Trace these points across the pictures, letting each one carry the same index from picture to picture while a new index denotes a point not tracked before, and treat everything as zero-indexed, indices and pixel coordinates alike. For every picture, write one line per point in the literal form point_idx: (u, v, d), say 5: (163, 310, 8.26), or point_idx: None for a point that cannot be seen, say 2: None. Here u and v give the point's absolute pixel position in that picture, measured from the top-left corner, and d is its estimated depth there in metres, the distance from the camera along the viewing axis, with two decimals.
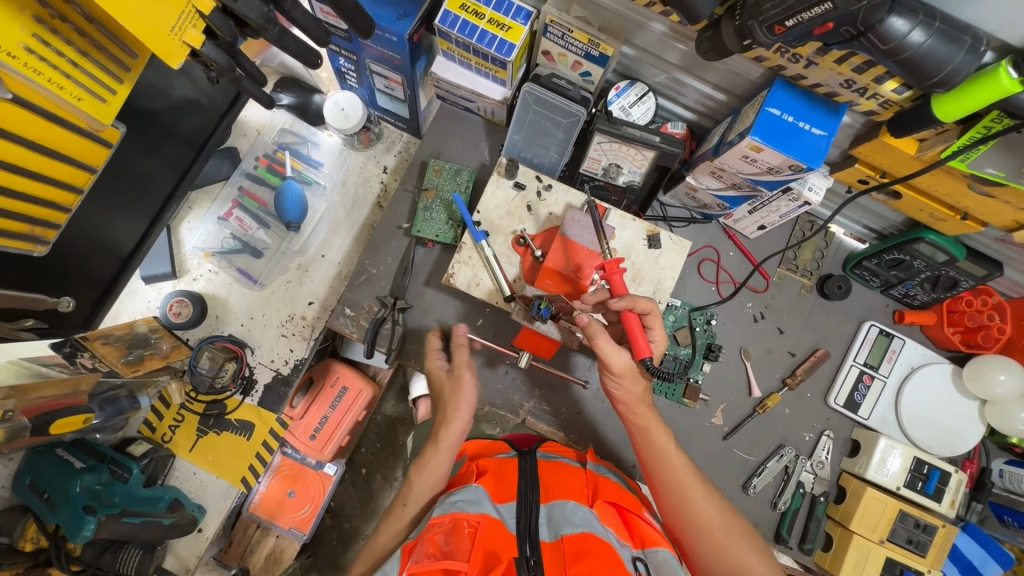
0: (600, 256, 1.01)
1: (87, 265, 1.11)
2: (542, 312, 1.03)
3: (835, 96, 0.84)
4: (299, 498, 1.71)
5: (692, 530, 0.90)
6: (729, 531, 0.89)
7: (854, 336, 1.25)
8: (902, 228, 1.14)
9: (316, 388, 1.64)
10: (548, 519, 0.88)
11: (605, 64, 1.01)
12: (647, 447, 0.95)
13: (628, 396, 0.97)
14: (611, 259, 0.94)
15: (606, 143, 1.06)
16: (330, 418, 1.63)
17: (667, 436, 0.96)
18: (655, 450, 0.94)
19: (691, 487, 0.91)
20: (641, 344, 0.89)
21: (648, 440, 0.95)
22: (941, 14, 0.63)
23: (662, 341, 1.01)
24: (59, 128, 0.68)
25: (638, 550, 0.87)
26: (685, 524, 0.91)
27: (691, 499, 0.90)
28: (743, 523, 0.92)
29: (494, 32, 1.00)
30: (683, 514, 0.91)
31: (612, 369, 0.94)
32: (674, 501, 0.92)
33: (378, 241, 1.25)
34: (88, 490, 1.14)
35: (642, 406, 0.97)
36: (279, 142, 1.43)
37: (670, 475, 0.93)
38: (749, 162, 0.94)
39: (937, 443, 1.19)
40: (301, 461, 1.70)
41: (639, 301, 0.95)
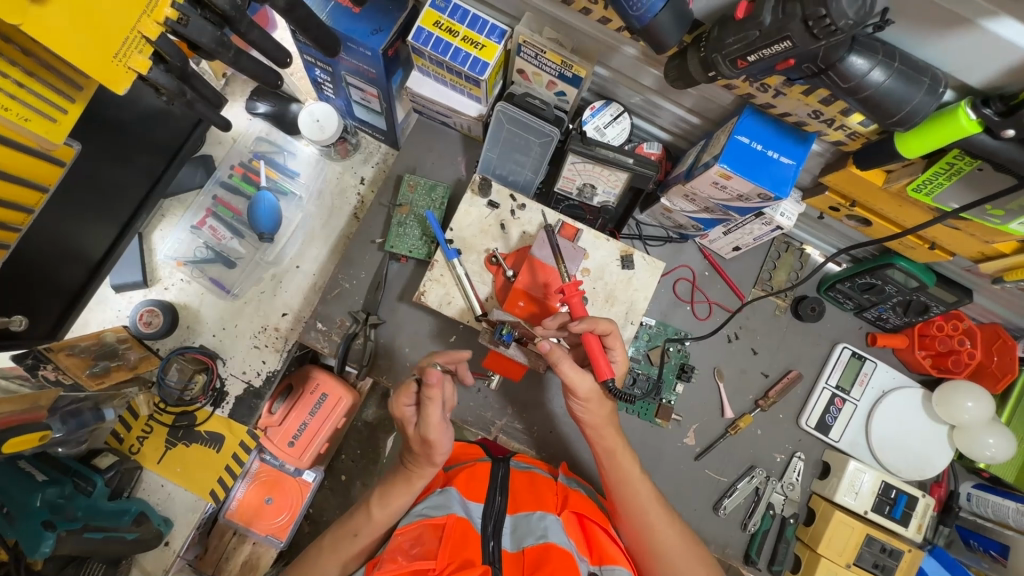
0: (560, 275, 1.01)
1: (58, 273, 1.10)
2: (504, 337, 1.01)
3: (804, 126, 0.84)
4: (277, 505, 1.69)
5: (651, 557, 0.93)
6: (687, 558, 0.93)
7: (826, 358, 1.26)
8: (875, 252, 1.14)
9: (296, 394, 1.62)
10: (512, 530, 0.87)
11: (579, 85, 1.00)
12: (613, 474, 0.96)
13: (596, 419, 0.96)
14: (569, 283, 0.91)
15: (580, 163, 1.05)
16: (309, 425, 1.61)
17: (632, 464, 0.97)
18: (622, 478, 0.95)
19: (653, 513, 0.94)
20: (602, 366, 0.89)
21: (615, 467, 0.96)
22: (901, 52, 0.62)
23: (622, 361, 1.00)
24: (5, 148, 0.66)
25: (593, 566, 0.87)
26: (647, 551, 0.93)
27: (655, 528, 0.93)
28: (701, 549, 0.95)
29: (468, 50, 0.99)
30: (645, 541, 0.93)
31: (578, 393, 0.93)
32: (638, 528, 0.94)
33: (352, 255, 1.23)
34: (49, 504, 1.11)
35: (608, 430, 0.97)
36: (255, 150, 1.42)
37: (633, 502, 0.94)
38: (720, 188, 0.94)
39: (906, 467, 1.19)
40: (279, 468, 1.69)
41: (600, 322, 0.94)
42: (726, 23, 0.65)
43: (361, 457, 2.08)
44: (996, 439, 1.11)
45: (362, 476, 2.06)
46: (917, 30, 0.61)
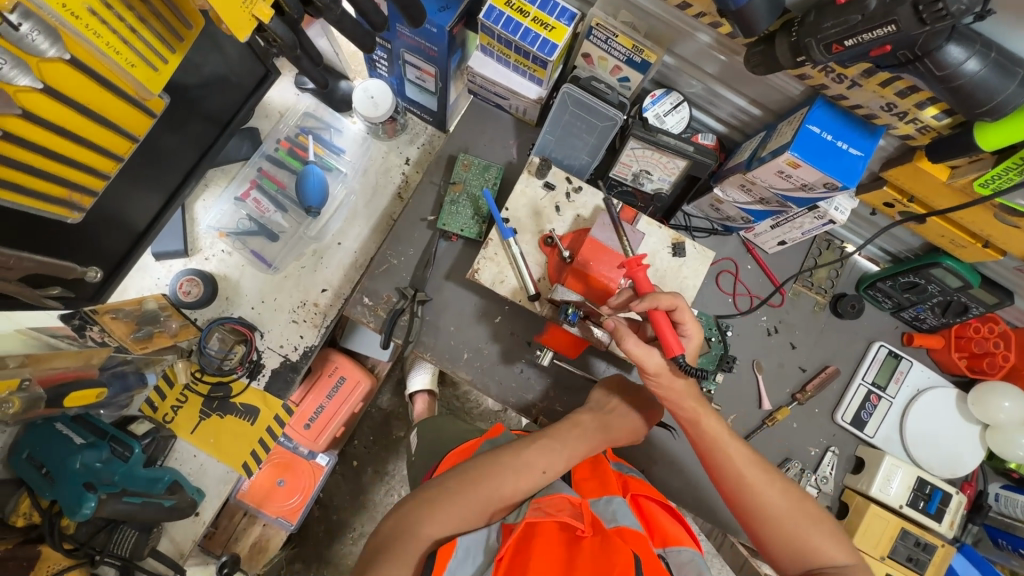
0: (620, 255, 1.04)
1: (100, 240, 1.09)
2: (571, 316, 1.02)
3: (875, 118, 0.86)
4: (288, 487, 1.69)
5: (760, 521, 0.89)
6: (797, 517, 0.88)
7: (863, 355, 1.28)
8: (919, 252, 1.17)
9: (313, 376, 1.63)
10: (582, 516, 0.87)
11: (645, 71, 1.02)
12: (702, 438, 0.93)
13: (672, 393, 0.93)
14: (632, 257, 0.94)
15: (639, 149, 1.07)
16: (326, 408, 1.62)
17: (720, 425, 0.93)
18: (712, 442, 0.92)
19: (750, 474, 0.90)
20: (667, 342, 0.88)
21: (703, 433, 0.93)
22: (996, 45, 0.64)
23: (697, 335, 0.95)
24: (108, 93, 0.66)
25: (659, 548, 0.86)
26: (753, 514, 0.89)
27: (754, 488, 0.89)
28: (811, 505, 0.90)
29: (538, 30, 1.00)
30: (746, 505, 0.89)
31: (646, 370, 0.91)
32: (736, 491, 0.90)
33: (401, 232, 1.24)
34: (88, 467, 1.11)
35: (691, 398, 0.93)
36: (302, 126, 1.43)
37: (725, 465, 0.91)
38: (783, 178, 0.95)
39: (939, 464, 1.21)
40: (293, 451, 1.68)
41: (662, 297, 0.91)
42: (825, 8, 0.67)
43: (375, 443, 2.08)
44: None
45: (376, 462, 2.06)
46: (1011, 22, 0.63)
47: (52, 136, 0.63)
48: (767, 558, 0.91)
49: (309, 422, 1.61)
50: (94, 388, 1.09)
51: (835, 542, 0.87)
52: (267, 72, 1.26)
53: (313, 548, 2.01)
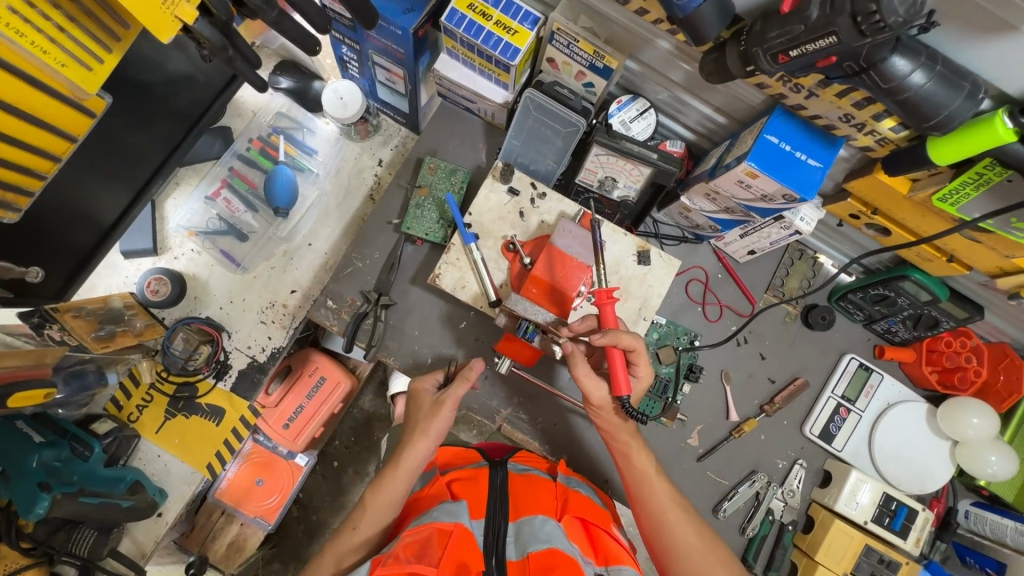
0: (588, 270, 1.00)
1: (62, 237, 1.08)
2: (529, 335, 1.04)
3: (834, 129, 0.85)
4: (267, 487, 1.67)
5: (672, 557, 0.93)
6: (708, 557, 0.92)
7: (833, 367, 1.26)
8: (890, 264, 1.15)
9: (293, 375, 1.62)
10: (515, 537, 0.85)
11: (609, 77, 1.01)
12: (631, 473, 0.97)
13: (609, 425, 0.99)
14: (603, 290, 0.92)
15: (603, 156, 1.05)
16: (305, 408, 1.61)
17: (648, 462, 0.98)
18: (639, 478, 0.96)
19: (671, 512, 0.94)
20: (618, 384, 0.90)
21: (632, 468, 0.97)
22: (943, 57, 0.63)
23: (646, 375, 1.00)
24: (39, 93, 0.65)
25: (599, 568, 0.86)
26: (667, 550, 0.93)
27: (672, 525, 0.93)
28: (722, 547, 0.95)
29: (500, 34, 0.99)
30: (663, 539, 0.93)
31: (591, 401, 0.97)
32: (656, 527, 0.94)
33: (367, 235, 1.23)
34: (45, 466, 1.10)
35: (625, 432, 0.98)
36: (275, 125, 1.42)
37: (650, 499, 0.95)
38: (744, 187, 0.94)
39: (907, 480, 1.19)
40: (273, 450, 1.67)
41: (623, 336, 0.92)
42: (771, 17, 0.66)
43: (354, 445, 2.07)
44: (998, 457, 1.11)
45: (355, 463, 2.05)
46: (958, 34, 0.62)
47: None
48: None
49: (289, 422, 1.59)
50: (42, 388, 1.03)
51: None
52: (235, 75, 1.24)
53: (291, 548, 2.00)
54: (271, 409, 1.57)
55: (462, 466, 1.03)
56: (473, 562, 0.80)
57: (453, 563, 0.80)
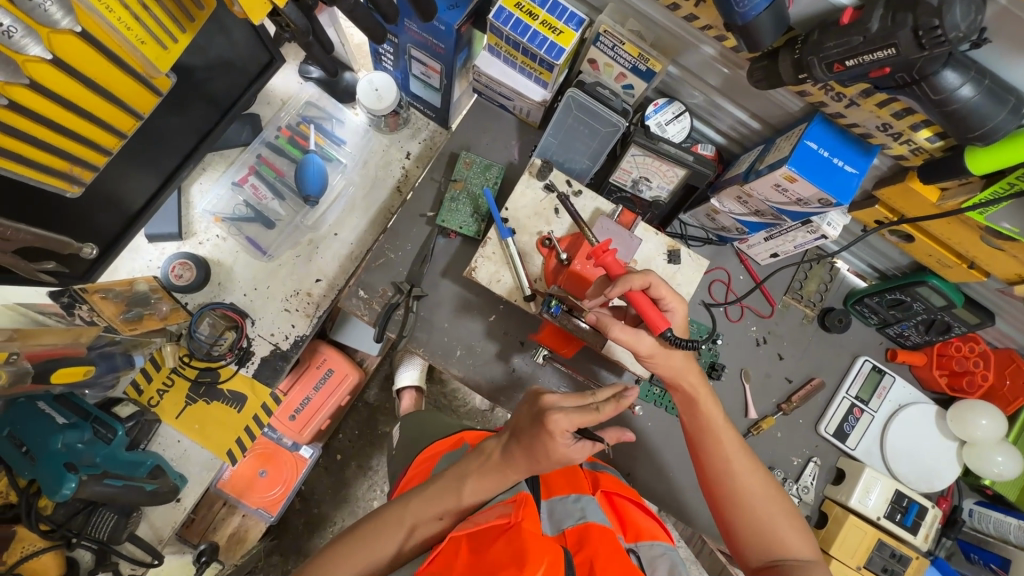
0: (590, 245, 1.04)
1: (95, 217, 1.09)
2: (554, 309, 1.04)
3: (870, 138, 0.89)
4: (270, 479, 1.67)
5: (735, 508, 0.90)
6: (771, 507, 0.89)
7: (847, 369, 1.30)
8: (907, 270, 1.19)
9: (301, 367, 1.62)
10: (550, 514, 0.89)
11: (650, 80, 1.04)
12: (696, 421, 0.95)
13: (674, 372, 0.94)
14: (597, 246, 0.95)
15: (640, 156, 1.09)
16: (312, 400, 1.62)
17: (718, 415, 0.94)
18: (706, 430, 0.93)
19: (736, 461, 0.91)
20: (652, 318, 0.89)
21: (697, 418, 0.95)
22: (991, 73, 0.67)
23: (683, 308, 0.95)
24: (115, 68, 0.67)
25: (630, 543, 0.89)
26: (728, 499, 0.90)
27: (737, 473, 0.90)
28: (786, 499, 0.91)
29: (546, 34, 1.02)
30: (726, 485, 0.91)
31: (641, 354, 0.92)
32: (720, 476, 0.91)
33: (399, 226, 1.24)
34: (70, 448, 1.10)
35: (694, 376, 0.94)
36: (304, 115, 1.43)
37: (715, 448, 0.92)
38: (779, 192, 0.97)
39: (916, 478, 1.23)
40: (277, 441, 1.66)
41: (635, 278, 0.92)
42: (829, 28, 0.69)
43: (360, 438, 2.06)
44: (1004, 458, 1.16)
45: (360, 457, 2.05)
46: (1004, 52, 0.66)
47: (54, 105, 0.63)
48: (735, 545, 0.91)
49: (295, 413, 1.60)
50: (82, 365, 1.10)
51: (806, 540, 0.88)
52: (271, 59, 1.25)
53: (293, 540, 1.99)
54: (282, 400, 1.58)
55: None
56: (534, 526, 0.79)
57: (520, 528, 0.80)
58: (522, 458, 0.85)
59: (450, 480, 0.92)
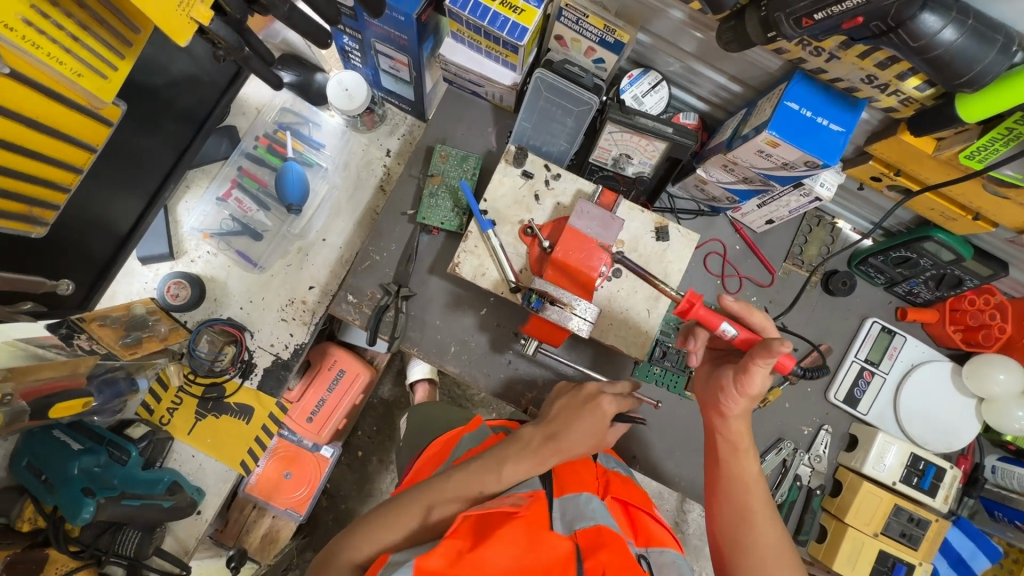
0: (609, 249, 1.01)
1: (87, 243, 1.13)
2: (533, 304, 0.98)
3: (856, 92, 0.83)
4: (296, 480, 1.68)
5: (742, 560, 0.83)
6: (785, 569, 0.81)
7: (855, 332, 1.26)
8: (911, 225, 1.14)
9: (313, 370, 1.64)
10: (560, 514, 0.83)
11: (620, 52, 0.99)
12: (729, 469, 0.89)
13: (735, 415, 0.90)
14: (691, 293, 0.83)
15: (618, 133, 1.04)
16: (327, 401, 1.64)
17: (753, 471, 0.88)
18: (737, 480, 0.87)
19: (759, 516, 0.85)
20: (782, 357, 0.80)
21: (732, 463, 0.89)
22: (974, 11, 0.61)
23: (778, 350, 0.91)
24: (55, 104, 0.67)
25: (641, 548, 0.89)
26: (738, 551, 0.84)
27: (757, 528, 0.84)
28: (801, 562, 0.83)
29: (507, 14, 0.99)
30: (741, 535, 0.84)
31: (746, 388, 0.84)
32: (735, 525, 0.85)
33: (382, 227, 1.23)
34: (87, 472, 1.14)
35: (744, 426, 0.90)
36: (279, 121, 1.41)
37: (740, 496, 0.87)
38: (764, 157, 0.93)
39: (933, 439, 1.19)
40: (298, 443, 1.68)
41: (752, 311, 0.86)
42: None
43: (377, 433, 2.10)
44: None
45: (380, 452, 2.09)
46: None
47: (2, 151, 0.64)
48: None
49: (312, 415, 1.63)
50: (81, 398, 1.11)
51: None
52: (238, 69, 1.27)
53: (323, 537, 2.05)
54: (295, 405, 1.60)
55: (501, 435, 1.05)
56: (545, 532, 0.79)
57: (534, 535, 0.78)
58: (574, 436, 0.91)
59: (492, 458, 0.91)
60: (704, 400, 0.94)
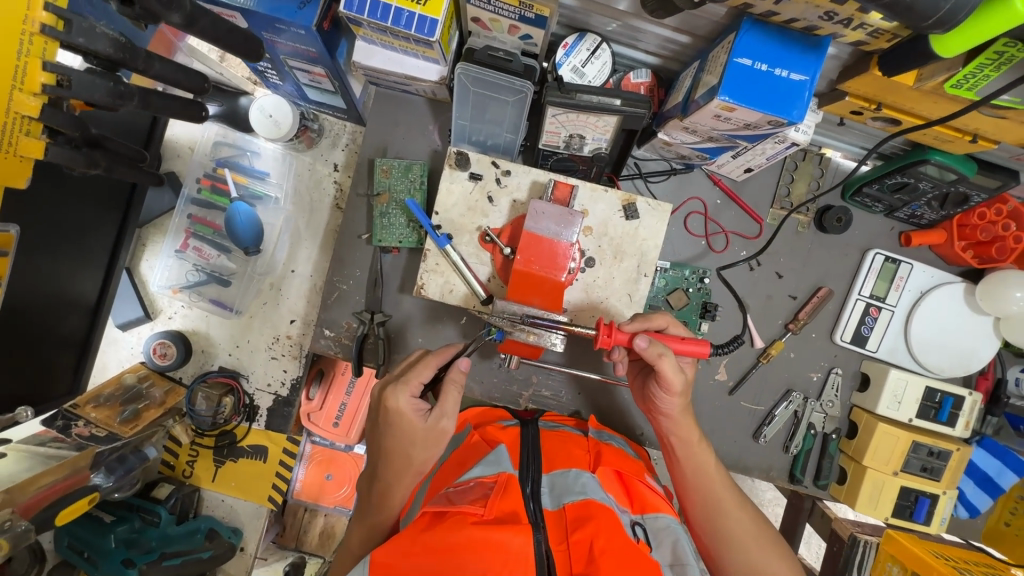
0: (572, 247, 0.93)
1: (60, 326, 1.14)
2: (496, 335, 0.95)
3: (816, 30, 0.71)
4: (337, 479, 1.53)
5: (720, 542, 0.89)
6: (762, 544, 0.88)
7: (858, 266, 1.18)
8: (906, 146, 1.02)
9: (327, 376, 1.44)
10: (550, 489, 0.86)
11: (545, 25, 0.87)
12: (690, 465, 0.93)
13: (674, 415, 0.93)
14: (604, 326, 0.82)
15: (562, 114, 0.93)
16: (349, 404, 1.43)
17: (711, 460, 0.94)
18: (701, 473, 0.93)
19: (726, 496, 0.92)
20: (695, 346, 0.85)
21: (691, 459, 0.93)
22: None
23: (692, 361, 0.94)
24: None
25: (637, 515, 0.88)
26: (716, 536, 0.90)
27: (728, 514, 0.90)
28: (773, 535, 0.91)
29: (410, 8, 0.87)
30: (715, 520, 0.91)
31: (674, 390, 0.87)
32: (708, 512, 0.92)
33: (342, 255, 1.17)
34: (124, 541, 1.20)
35: (689, 426, 0.93)
36: (216, 157, 1.31)
37: (704, 485, 0.93)
38: (724, 121, 0.82)
39: (949, 365, 1.14)
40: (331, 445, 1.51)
41: (654, 317, 0.90)
42: None
43: None
44: None
45: None
46: None
47: None
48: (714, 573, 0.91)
49: (336, 420, 1.43)
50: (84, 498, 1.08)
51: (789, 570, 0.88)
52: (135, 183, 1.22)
53: None
54: (315, 412, 1.42)
55: (492, 423, 1.07)
56: (516, 508, 0.79)
57: (499, 512, 0.78)
58: (409, 445, 0.92)
59: (395, 447, 0.93)
60: (645, 404, 0.98)
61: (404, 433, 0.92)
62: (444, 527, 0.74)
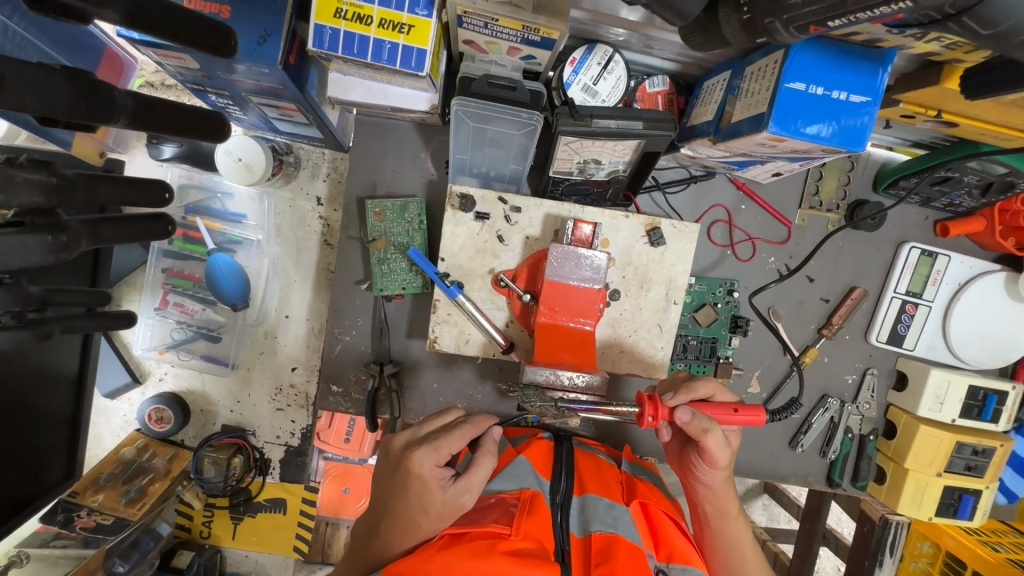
0: (599, 290, 0.84)
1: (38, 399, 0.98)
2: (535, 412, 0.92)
3: (879, 44, 0.61)
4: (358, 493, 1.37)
5: None
6: None
7: (892, 262, 1.11)
8: (949, 137, 0.93)
9: None
10: (580, 511, 0.81)
11: (552, 47, 0.75)
12: (723, 536, 0.87)
13: (713, 488, 0.85)
14: (649, 399, 0.72)
15: (576, 142, 0.82)
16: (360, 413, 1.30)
17: (744, 533, 0.88)
18: (733, 548, 0.87)
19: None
20: (749, 415, 0.75)
21: (726, 530, 0.87)
22: None
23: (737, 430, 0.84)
24: None
25: (660, 561, 0.80)
26: None
27: None
28: None
29: (392, 39, 0.73)
30: None
31: (719, 464, 0.79)
32: None
33: (340, 304, 1.07)
34: None
35: (729, 497, 0.86)
36: (183, 202, 1.18)
37: (736, 560, 0.87)
38: (767, 147, 0.72)
39: (988, 358, 1.10)
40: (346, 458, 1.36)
41: (699, 385, 0.81)
42: None
43: None
44: None
45: None
46: None
47: None
48: None
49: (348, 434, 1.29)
50: None
51: None
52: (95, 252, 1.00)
53: None
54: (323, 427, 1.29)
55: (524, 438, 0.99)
56: (544, 536, 0.73)
57: (525, 533, 0.71)
58: (417, 511, 0.73)
59: (400, 505, 0.75)
60: (679, 467, 0.90)
61: (414, 500, 0.73)
62: (465, 551, 0.66)
